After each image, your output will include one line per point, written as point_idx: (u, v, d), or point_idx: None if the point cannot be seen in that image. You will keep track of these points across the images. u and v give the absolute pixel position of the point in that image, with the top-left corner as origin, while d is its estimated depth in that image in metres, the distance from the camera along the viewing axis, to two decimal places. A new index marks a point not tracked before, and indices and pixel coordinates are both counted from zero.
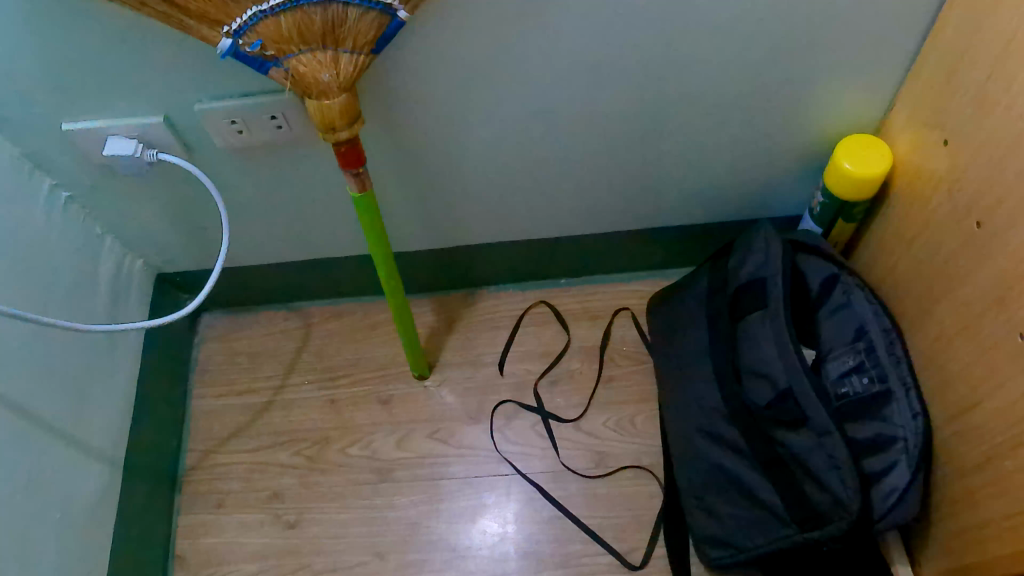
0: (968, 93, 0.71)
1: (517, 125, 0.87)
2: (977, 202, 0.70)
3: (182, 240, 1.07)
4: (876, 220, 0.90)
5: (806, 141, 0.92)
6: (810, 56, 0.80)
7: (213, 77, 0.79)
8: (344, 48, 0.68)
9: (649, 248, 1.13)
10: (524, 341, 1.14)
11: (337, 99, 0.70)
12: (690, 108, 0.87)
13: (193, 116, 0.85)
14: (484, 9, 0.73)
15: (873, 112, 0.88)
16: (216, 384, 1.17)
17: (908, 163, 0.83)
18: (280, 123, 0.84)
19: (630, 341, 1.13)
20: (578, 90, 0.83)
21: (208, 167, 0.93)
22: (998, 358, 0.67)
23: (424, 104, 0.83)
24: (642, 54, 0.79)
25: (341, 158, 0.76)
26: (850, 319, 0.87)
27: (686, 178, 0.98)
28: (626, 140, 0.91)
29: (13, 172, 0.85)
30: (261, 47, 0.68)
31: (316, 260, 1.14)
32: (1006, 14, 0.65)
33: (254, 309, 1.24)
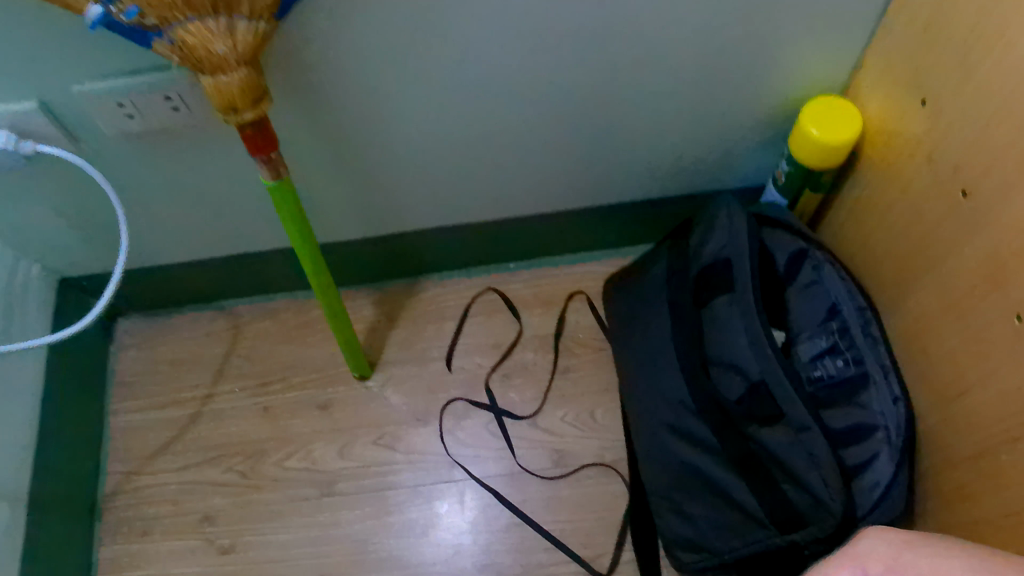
0: (950, 47, 0.64)
1: (453, 96, 0.78)
2: (962, 168, 0.64)
3: (83, 239, 0.95)
4: (845, 188, 0.84)
5: (767, 105, 0.84)
6: (772, 10, 0.72)
7: (93, 53, 0.68)
8: (239, 14, 0.58)
9: (603, 226, 1.05)
10: (473, 333, 1.06)
11: (235, 74, 0.59)
12: (643, 70, 0.78)
13: (74, 100, 0.73)
14: None
15: (839, 71, 0.81)
16: (137, 397, 1.06)
17: (880, 126, 0.76)
18: (176, 104, 0.73)
19: (586, 328, 1.05)
20: (519, 54, 0.74)
21: (102, 157, 0.81)
22: (991, 341, 0.61)
23: (344, 77, 0.73)
24: (589, 12, 0.71)
25: (248, 144, 0.65)
26: (823, 298, 0.82)
27: (640, 150, 0.90)
28: (575, 109, 0.83)
29: None
30: (140, 15, 0.56)
31: (239, 255, 1.03)
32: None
33: (176, 310, 1.13)
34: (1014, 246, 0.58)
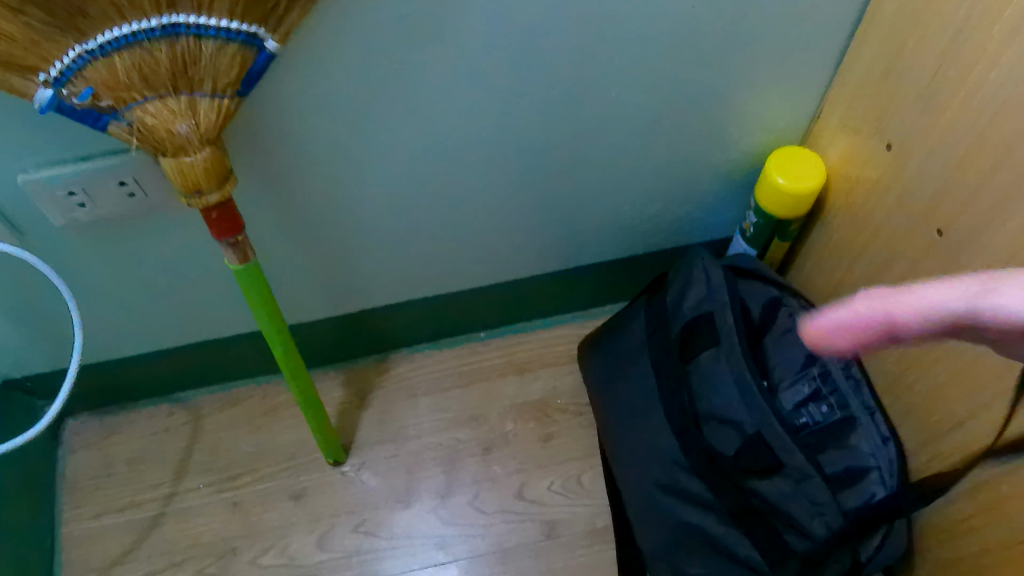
0: (914, 95, 0.61)
1: (415, 181, 0.74)
2: (938, 206, 0.61)
3: (26, 335, 0.88)
4: (811, 237, 0.83)
5: (730, 165, 0.82)
6: (732, 69, 0.71)
7: (33, 140, 0.60)
8: (201, 91, 0.53)
9: (574, 289, 1.01)
10: (449, 406, 1.01)
11: (200, 155, 0.54)
12: (622, 134, 0.75)
13: (20, 192, 0.65)
14: (356, 44, 0.58)
15: (797, 126, 0.79)
16: (92, 502, 0.97)
17: (842, 175, 0.75)
18: (132, 189, 0.66)
19: (566, 392, 1.01)
20: (483, 133, 0.71)
21: (46, 254, 0.75)
22: (978, 374, 0.62)
23: (308, 169, 0.68)
24: (551, 83, 0.67)
25: (212, 226, 0.60)
26: (799, 344, 0.82)
27: (608, 217, 0.87)
28: (542, 180, 0.79)
29: None
30: (94, 95, 0.51)
31: (187, 350, 0.96)
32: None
33: (130, 406, 1.05)
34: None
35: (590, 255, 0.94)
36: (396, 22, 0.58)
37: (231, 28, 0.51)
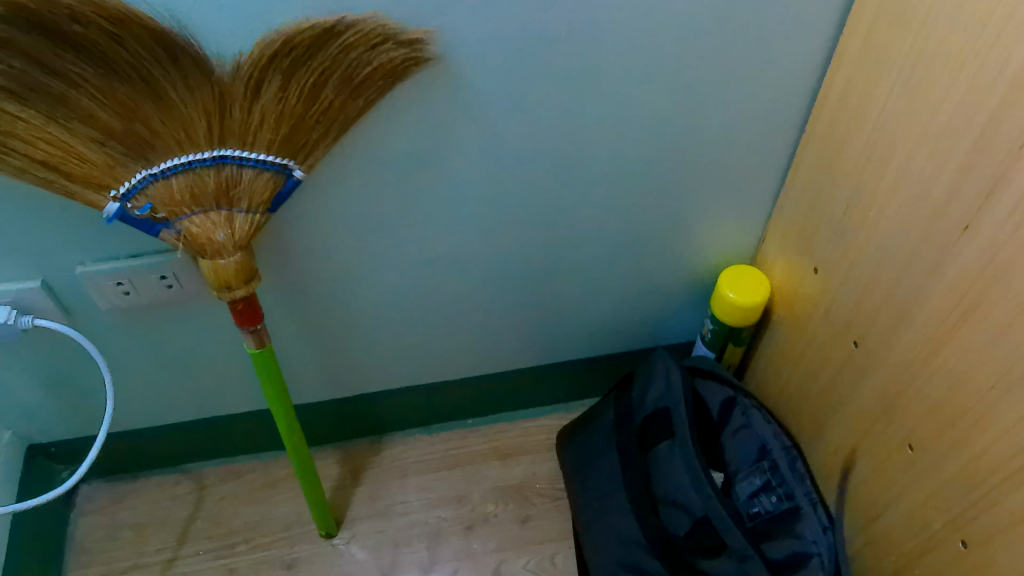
0: (829, 227, 0.73)
1: (412, 281, 0.85)
2: (852, 323, 0.72)
3: (57, 403, 0.98)
4: (762, 342, 0.94)
5: (690, 276, 0.94)
6: (688, 197, 0.83)
7: (98, 239, 0.75)
8: (238, 207, 0.64)
9: (555, 383, 1.10)
10: (435, 486, 1.08)
11: (232, 257, 0.64)
12: (593, 248, 0.87)
13: (76, 281, 0.79)
14: (368, 170, 0.71)
15: (747, 245, 0.91)
16: (96, 563, 1.03)
17: (783, 290, 0.86)
18: (170, 283, 0.79)
19: (544, 478, 1.09)
20: (472, 242, 0.82)
21: (87, 330, 0.86)
22: (892, 469, 0.70)
23: (322, 273, 0.80)
24: (530, 204, 0.79)
25: (237, 316, 0.70)
26: (752, 440, 0.90)
27: (585, 317, 0.98)
28: (525, 284, 0.90)
29: None
30: (153, 209, 0.63)
31: (199, 424, 1.05)
32: (870, 116, 0.64)
33: (140, 474, 1.12)
34: (942, 396, 0.61)
35: (567, 351, 1.04)
36: (399, 161, 0.70)
37: (267, 160, 0.63)
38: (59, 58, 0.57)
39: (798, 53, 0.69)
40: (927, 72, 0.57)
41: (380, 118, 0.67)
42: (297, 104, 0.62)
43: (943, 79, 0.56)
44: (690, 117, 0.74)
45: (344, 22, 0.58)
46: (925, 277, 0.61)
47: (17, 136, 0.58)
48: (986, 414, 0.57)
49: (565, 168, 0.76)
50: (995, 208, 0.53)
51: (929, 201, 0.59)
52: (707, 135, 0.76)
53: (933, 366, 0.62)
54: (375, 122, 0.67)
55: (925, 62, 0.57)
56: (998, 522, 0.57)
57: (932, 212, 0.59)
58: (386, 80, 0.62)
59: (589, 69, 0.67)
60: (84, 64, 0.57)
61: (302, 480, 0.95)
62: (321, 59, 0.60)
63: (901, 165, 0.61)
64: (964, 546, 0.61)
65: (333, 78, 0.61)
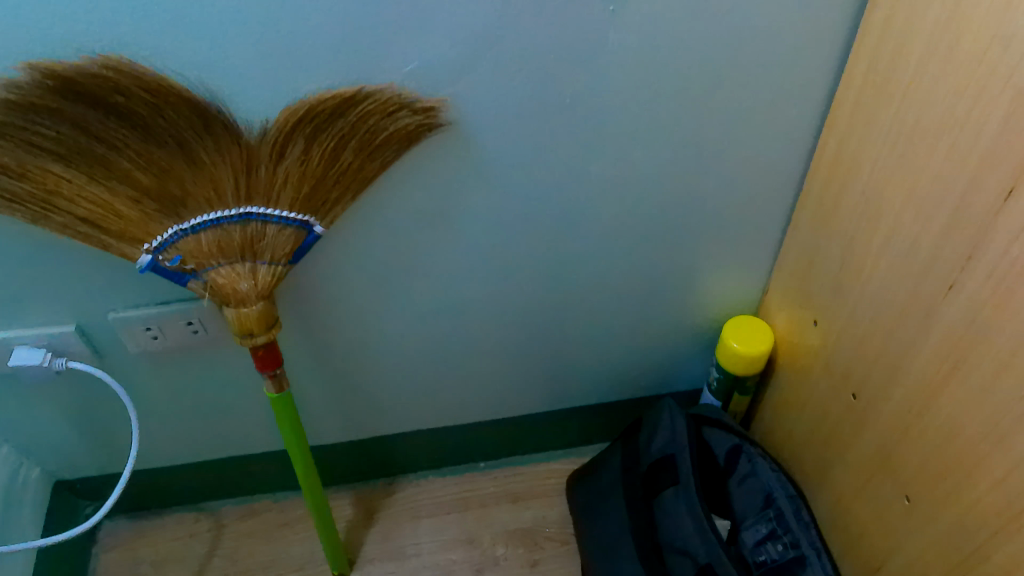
0: (828, 281, 0.76)
1: (426, 328, 0.88)
2: (851, 375, 0.74)
3: (85, 441, 1.02)
4: (768, 391, 0.95)
5: (697, 325, 0.96)
6: (693, 250, 0.86)
7: (130, 287, 0.79)
8: (262, 260, 0.68)
9: (565, 427, 1.12)
10: (447, 528, 1.10)
11: (255, 306, 0.68)
12: (602, 299, 0.90)
13: (108, 325, 0.83)
14: (384, 226, 0.75)
15: (751, 295, 0.93)
16: None
17: (787, 341, 0.88)
18: (196, 327, 0.84)
19: (554, 522, 1.10)
20: (483, 292, 0.85)
21: (116, 371, 0.90)
22: (892, 519, 0.71)
23: (340, 320, 0.84)
24: (539, 257, 0.82)
25: (257, 361, 0.74)
26: (758, 487, 0.91)
27: (594, 364, 1.00)
28: (535, 332, 0.93)
29: None
30: (182, 261, 0.67)
31: (219, 462, 1.08)
32: (860, 178, 0.68)
33: (160, 511, 1.15)
34: (936, 449, 0.63)
35: (577, 397, 1.07)
36: (413, 217, 0.74)
37: (289, 217, 0.67)
38: (103, 126, 0.62)
39: (793, 117, 0.73)
40: (909, 141, 0.62)
41: (395, 178, 0.71)
42: (318, 167, 0.66)
43: (925, 147, 0.60)
44: (691, 177, 0.77)
45: (362, 92, 0.63)
46: (916, 332, 0.64)
47: (63, 195, 0.64)
48: (976, 466, 0.59)
49: (572, 224, 0.79)
50: (975, 268, 0.56)
51: (916, 259, 0.63)
52: (709, 194, 0.79)
53: (926, 418, 0.64)
54: (391, 182, 0.71)
55: (905, 135, 0.62)
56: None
57: (920, 269, 0.62)
58: (402, 143, 0.66)
59: (593, 134, 0.71)
60: (125, 131, 0.63)
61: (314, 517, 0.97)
62: (341, 125, 0.65)
63: (890, 225, 0.65)
64: None
65: (353, 143, 0.66)
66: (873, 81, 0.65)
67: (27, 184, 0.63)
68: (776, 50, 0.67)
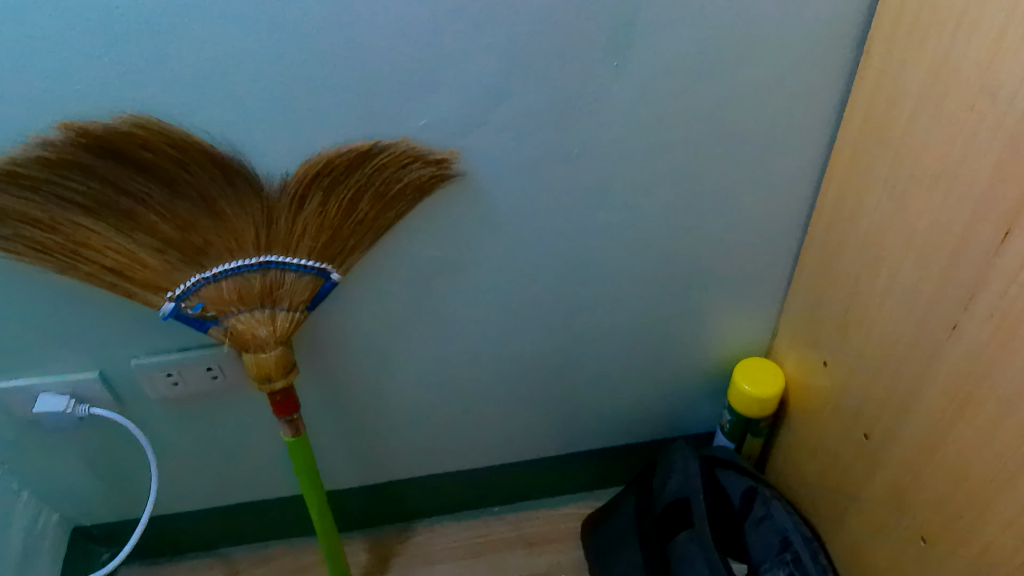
0: (835, 323, 0.78)
1: (439, 372, 0.89)
2: (862, 416, 0.75)
3: (103, 487, 1.03)
4: (781, 433, 0.96)
5: (708, 367, 0.97)
6: (702, 293, 0.87)
7: (152, 334, 0.81)
8: (280, 306, 0.70)
9: (579, 471, 1.12)
10: (461, 574, 1.09)
11: (273, 352, 0.71)
12: (613, 342, 0.91)
13: (129, 372, 0.85)
14: (399, 273, 0.77)
15: (761, 338, 0.94)
16: None
17: (798, 382, 0.89)
18: (215, 373, 0.85)
19: (569, 567, 1.09)
20: (496, 336, 0.86)
21: (136, 417, 0.91)
22: (908, 563, 0.71)
23: (354, 365, 0.85)
24: (550, 301, 0.84)
25: (275, 406, 0.76)
26: (774, 530, 0.90)
27: (606, 407, 1.01)
28: (548, 375, 0.93)
29: None
30: (203, 308, 0.69)
31: (235, 507, 1.09)
32: (862, 222, 0.70)
33: (175, 558, 1.15)
34: (947, 490, 0.63)
35: (590, 440, 1.07)
36: (426, 265, 0.76)
37: (307, 265, 0.70)
38: (131, 181, 0.65)
39: (795, 164, 0.75)
40: (907, 186, 0.63)
41: (409, 227, 0.73)
42: (335, 218, 0.69)
43: (923, 191, 0.62)
44: (697, 222, 0.79)
45: (378, 146, 0.66)
46: (922, 373, 0.65)
47: (92, 246, 0.67)
48: (988, 507, 0.59)
49: (581, 269, 0.81)
50: (977, 307, 0.57)
51: (919, 300, 0.64)
52: (717, 238, 0.81)
53: (937, 459, 0.64)
54: (404, 230, 0.73)
55: (904, 177, 0.64)
56: None
57: (923, 311, 0.63)
58: (415, 194, 0.69)
59: (600, 183, 0.73)
60: (151, 185, 0.66)
61: (330, 563, 0.97)
62: (357, 177, 0.67)
63: (892, 267, 0.67)
64: None
65: (368, 194, 0.68)
66: (871, 129, 0.67)
67: (57, 236, 0.66)
68: (775, 101, 0.70)
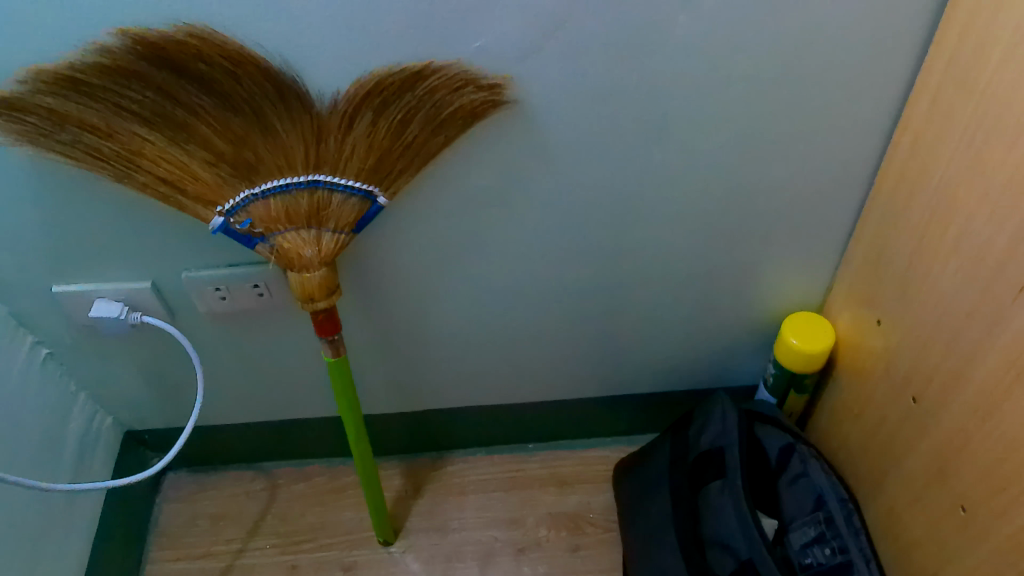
0: (895, 280, 0.74)
1: (481, 305, 0.89)
2: (912, 379, 0.72)
3: (154, 395, 1.07)
4: (826, 392, 0.93)
5: (756, 320, 0.95)
6: (757, 243, 0.84)
7: (203, 248, 0.83)
8: (326, 228, 0.70)
9: (616, 415, 1.12)
10: (491, 506, 1.11)
11: (317, 273, 0.70)
12: (660, 286, 0.89)
13: (180, 284, 0.87)
14: (446, 201, 0.76)
15: (815, 293, 0.91)
16: (175, 546, 1.11)
17: (849, 340, 0.86)
18: (261, 291, 0.87)
19: (598, 509, 1.10)
20: (541, 273, 0.86)
21: (186, 329, 0.94)
22: (946, 532, 0.69)
23: (397, 292, 0.86)
24: (598, 241, 0.82)
25: (317, 326, 0.76)
26: (809, 490, 0.89)
27: (648, 353, 1.00)
28: (591, 316, 0.92)
29: (12, 337, 0.89)
30: (252, 224, 0.70)
31: (278, 424, 1.12)
32: (934, 175, 0.66)
33: (220, 468, 1.20)
34: (994, 460, 0.61)
35: (629, 386, 1.06)
36: (474, 195, 0.76)
37: (355, 186, 0.69)
38: (185, 92, 0.65)
39: (868, 112, 0.71)
40: (987, 138, 0.60)
41: (459, 154, 0.72)
42: (385, 138, 0.68)
43: (1004, 145, 0.58)
44: (756, 169, 0.76)
45: (431, 67, 0.65)
46: (981, 338, 0.62)
47: (146, 156, 0.68)
48: None
49: (631, 210, 0.79)
50: None
51: (987, 262, 0.61)
52: (777, 185, 0.78)
53: (987, 428, 0.62)
54: (453, 158, 0.72)
55: (986, 128, 0.60)
56: None
57: (991, 271, 0.60)
58: (466, 119, 0.67)
59: (658, 119, 0.71)
60: (205, 97, 0.66)
61: (363, 484, 0.99)
62: (409, 99, 0.66)
63: (962, 225, 0.63)
64: None
65: (419, 116, 0.67)
66: (953, 76, 0.63)
67: (113, 143, 0.67)
68: (852, 42, 0.65)
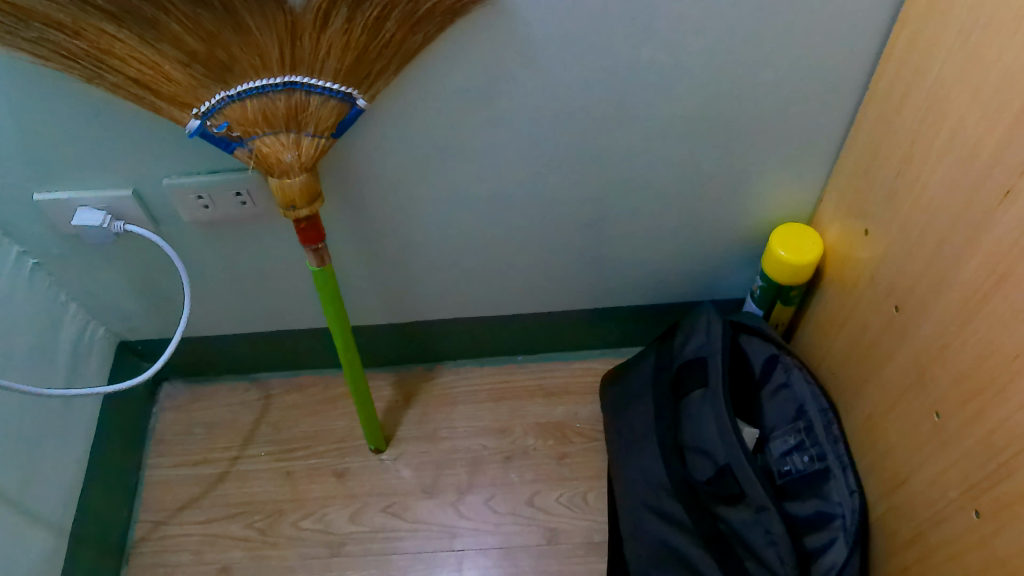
0: (884, 188, 0.73)
1: (467, 214, 0.88)
2: (895, 288, 0.72)
3: (144, 306, 1.08)
4: (812, 303, 0.94)
5: (745, 231, 0.94)
6: (747, 152, 0.83)
7: (183, 155, 0.81)
8: (305, 131, 0.68)
9: (604, 327, 1.13)
10: (481, 416, 1.13)
11: (298, 178, 0.69)
12: (648, 196, 0.88)
13: (162, 192, 0.86)
14: (427, 104, 0.74)
15: (805, 204, 0.90)
16: (173, 453, 1.13)
17: (837, 252, 0.85)
18: (244, 199, 0.86)
19: (585, 419, 1.12)
20: (526, 181, 0.84)
21: (172, 237, 0.93)
22: (920, 437, 0.70)
23: (381, 200, 0.85)
24: (584, 147, 0.81)
25: (300, 234, 0.75)
26: (792, 400, 0.90)
27: (636, 265, 0.99)
28: (577, 226, 0.92)
29: None
30: (228, 128, 0.68)
31: (269, 335, 1.13)
32: (928, 77, 0.65)
33: (214, 378, 1.21)
34: (971, 365, 0.61)
35: (617, 298, 1.06)
36: (457, 98, 0.74)
37: (333, 88, 0.67)
38: None
39: (865, 13, 0.68)
40: (983, 37, 0.58)
41: (439, 53, 0.70)
42: (362, 37, 0.66)
43: (998, 43, 0.56)
44: (747, 71, 0.73)
45: None
46: (964, 245, 0.61)
47: (115, 55, 0.65)
48: (1008, 385, 0.57)
49: (617, 115, 0.77)
50: None
51: (975, 167, 0.60)
52: (769, 90, 0.75)
53: (964, 335, 0.62)
54: (433, 59, 0.70)
55: (983, 25, 0.58)
56: (1010, 494, 0.57)
57: (979, 176, 0.59)
58: (444, 16, 0.65)
59: (642, 17, 0.68)
60: None
61: (353, 393, 1.01)
62: None
63: (953, 128, 0.62)
64: (977, 516, 0.62)
65: (396, 13, 0.65)
66: None
67: (81, 41, 0.64)
68: None
